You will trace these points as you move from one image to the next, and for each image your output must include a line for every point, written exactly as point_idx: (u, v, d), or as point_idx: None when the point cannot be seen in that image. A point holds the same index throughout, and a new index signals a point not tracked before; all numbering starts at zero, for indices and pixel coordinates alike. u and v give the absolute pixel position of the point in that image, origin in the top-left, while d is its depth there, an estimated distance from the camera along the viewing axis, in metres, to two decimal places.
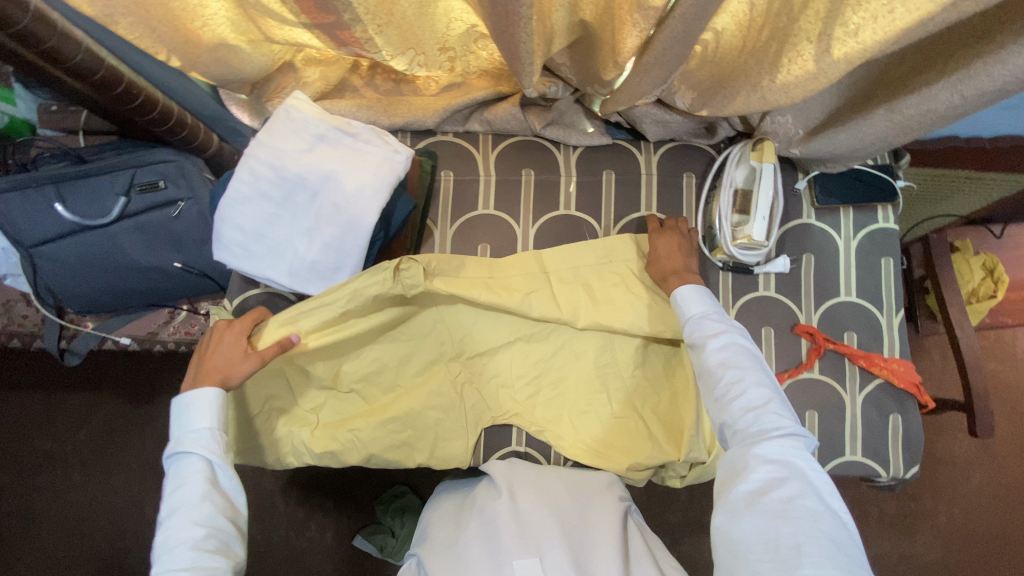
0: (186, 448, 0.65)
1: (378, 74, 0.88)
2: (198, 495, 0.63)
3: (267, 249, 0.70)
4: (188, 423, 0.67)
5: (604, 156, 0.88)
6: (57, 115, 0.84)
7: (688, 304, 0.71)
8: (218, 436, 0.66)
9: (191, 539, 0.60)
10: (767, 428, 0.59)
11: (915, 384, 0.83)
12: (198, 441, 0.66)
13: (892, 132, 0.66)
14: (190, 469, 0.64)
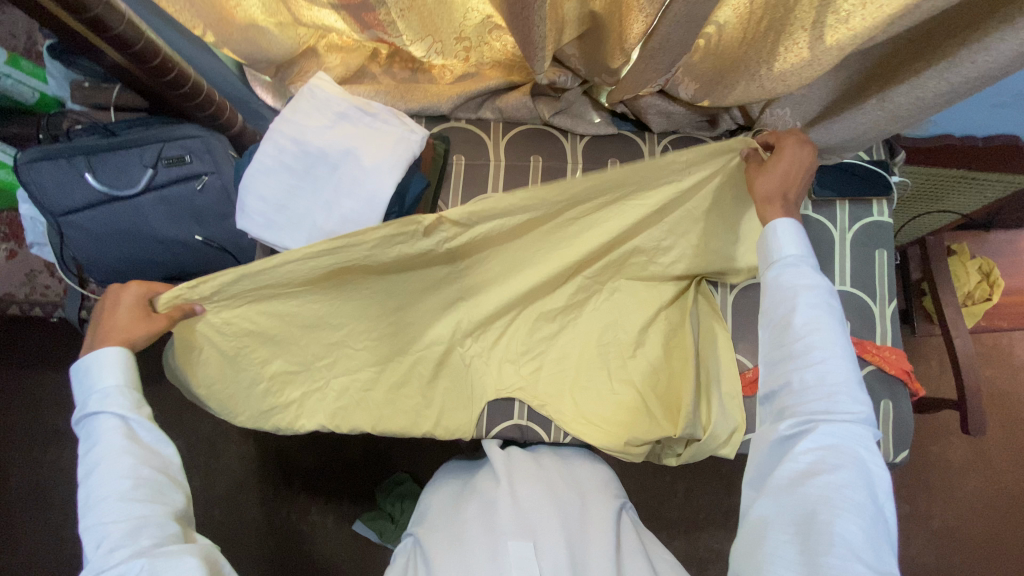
0: (95, 409, 0.64)
1: (395, 62, 0.92)
2: (117, 451, 0.62)
3: (288, 218, 0.74)
4: (87, 385, 0.64)
5: (609, 145, 0.91)
6: (88, 91, 0.87)
7: (782, 245, 0.64)
8: (127, 390, 0.65)
9: (120, 493, 0.60)
10: (827, 404, 0.58)
11: (904, 371, 0.86)
12: (104, 400, 0.64)
13: (884, 121, 0.70)
14: (105, 427, 0.63)
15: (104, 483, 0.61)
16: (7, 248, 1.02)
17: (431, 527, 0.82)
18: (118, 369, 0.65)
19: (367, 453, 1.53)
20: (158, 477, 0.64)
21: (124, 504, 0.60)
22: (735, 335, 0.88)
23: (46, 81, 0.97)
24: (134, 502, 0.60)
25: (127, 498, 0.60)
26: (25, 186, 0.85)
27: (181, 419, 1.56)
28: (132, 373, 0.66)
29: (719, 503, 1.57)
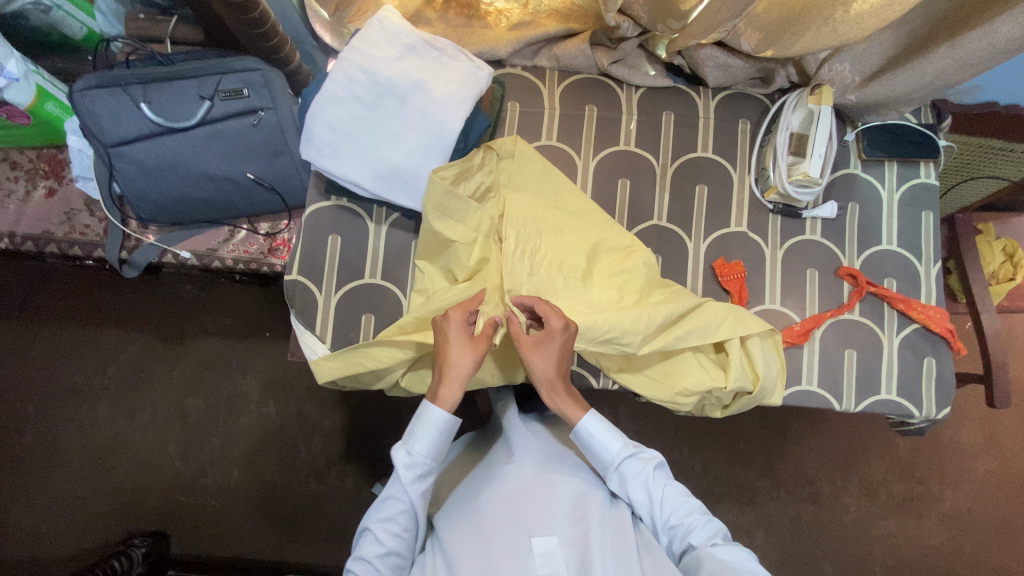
0: (407, 456, 0.71)
1: (451, 8, 0.92)
2: (408, 508, 0.71)
3: (352, 148, 0.73)
4: (419, 440, 0.72)
5: (664, 97, 0.92)
6: (142, 22, 0.85)
7: (588, 449, 0.77)
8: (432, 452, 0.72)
9: (392, 539, 0.70)
10: (697, 536, 0.72)
11: (949, 330, 0.87)
12: (420, 455, 0.72)
13: (950, 70, 0.71)
14: (407, 470, 0.71)
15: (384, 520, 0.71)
16: (47, 185, 1.01)
17: (450, 509, 0.79)
18: (444, 438, 0.73)
19: (388, 419, 1.53)
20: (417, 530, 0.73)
21: (382, 554, 0.69)
22: (784, 289, 0.88)
23: (92, 16, 0.94)
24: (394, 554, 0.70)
25: (389, 552, 0.70)
26: (78, 113, 0.83)
27: (201, 378, 1.55)
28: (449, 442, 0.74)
29: (736, 477, 1.61)
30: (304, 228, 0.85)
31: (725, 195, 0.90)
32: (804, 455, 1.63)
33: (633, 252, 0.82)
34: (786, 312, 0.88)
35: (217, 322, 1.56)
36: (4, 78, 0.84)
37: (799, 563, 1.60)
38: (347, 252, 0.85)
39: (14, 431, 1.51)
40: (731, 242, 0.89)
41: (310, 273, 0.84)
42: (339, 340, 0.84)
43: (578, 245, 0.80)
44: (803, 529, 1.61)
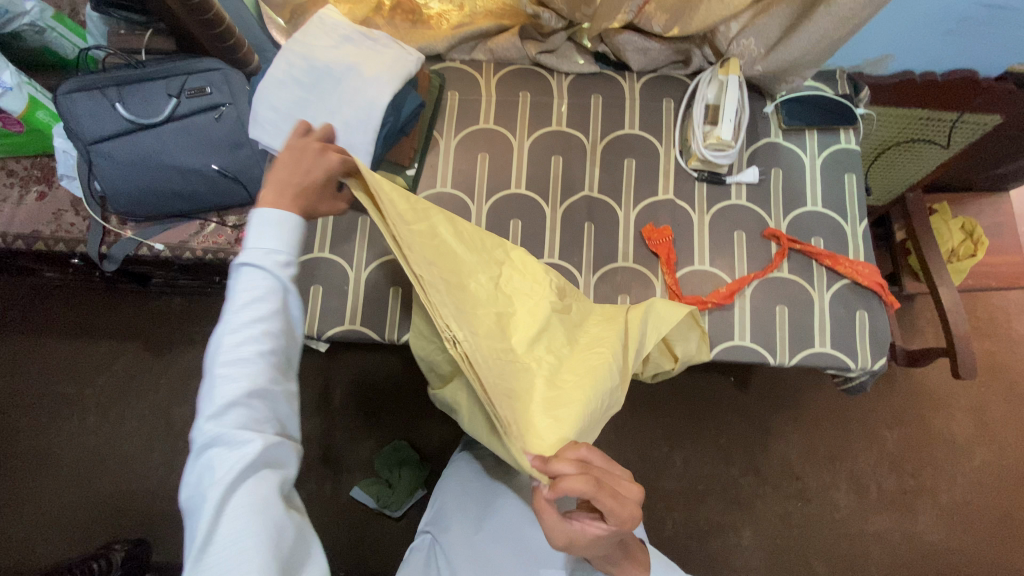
0: (251, 260, 0.60)
1: (398, 15, 1.00)
2: (265, 335, 0.58)
3: (277, 153, 0.77)
4: (268, 240, 0.62)
5: (592, 82, 0.99)
6: (123, 36, 0.98)
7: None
8: (283, 256, 0.62)
9: (252, 376, 0.57)
10: None
11: (878, 283, 0.90)
12: (272, 258, 0.61)
13: (833, 29, 0.77)
14: (261, 285, 0.60)
15: (234, 361, 0.57)
16: (38, 190, 1.11)
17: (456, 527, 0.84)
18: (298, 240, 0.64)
19: (367, 421, 1.55)
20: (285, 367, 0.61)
21: (242, 398, 0.56)
22: (713, 251, 0.92)
23: (84, 39, 1.08)
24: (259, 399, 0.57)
25: (249, 397, 0.56)
26: (62, 114, 0.94)
27: (187, 385, 1.60)
28: (302, 242, 0.64)
29: (719, 474, 1.58)
30: None
31: (652, 167, 0.96)
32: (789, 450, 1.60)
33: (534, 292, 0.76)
34: (715, 273, 0.91)
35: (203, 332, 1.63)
36: (0, 87, 0.96)
37: (792, 566, 1.52)
38: (298, 230, 0.92)
39: (8, 441, 1.57)
40: (660, 210, 0.94)
41: None
42: None
43: (484, 311, 0.70)
44: (795, 527, 1.55)
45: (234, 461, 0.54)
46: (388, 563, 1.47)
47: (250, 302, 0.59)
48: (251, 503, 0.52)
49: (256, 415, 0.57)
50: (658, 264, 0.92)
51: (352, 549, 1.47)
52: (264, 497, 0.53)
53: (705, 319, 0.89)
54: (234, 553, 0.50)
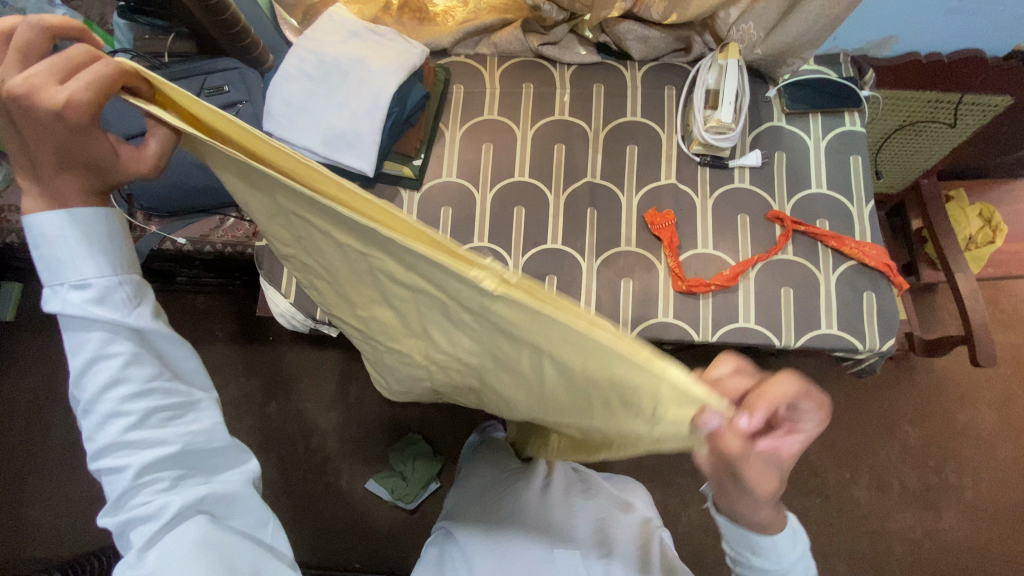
0: (66, 314, 0.47)
1: (405, 14, 1.03)
2: (119, 399, 0.48)
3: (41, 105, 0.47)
4: (69, 268, 0.47)
5: (594, 72, 1.01)
6: (148, 40, 1.04)
7: None
8: (100, 279, 0.47)
9: (131, 446, 0.49)
10: None
11: (886, 265, 0.89)
12: (77, 295, 0.47)
13: (828, 7, 0.78)
14: (90, 340, 0.48)
15: (101, 437, 0.49)
16: None
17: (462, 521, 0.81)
18: (116, 245, 0.48)
19: (381, 414, 1.58)
20: (167, 414, 0.51)
21: (132, 475, 0.49)
22: (715, 234, 0.93)
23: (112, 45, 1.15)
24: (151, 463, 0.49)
25: (136, 472, 0.49)
26: None
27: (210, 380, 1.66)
28: (122, 244, 0.49)
29: None
30: None
31: (655, 153, 0.97)
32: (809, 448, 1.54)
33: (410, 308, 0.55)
34: (717, 256, 0.92)
35: (224, 327, 1.68)
36: None
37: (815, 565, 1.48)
38: None
39: (41, 435, 1.64)
40: (662, 194, 0.95)
41: None
42: (301, 296, 0.92)
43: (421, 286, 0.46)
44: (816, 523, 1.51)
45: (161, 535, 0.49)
46: (403, 554, 1.48)
47: (85, 370, 0.48)
48: (178, 565, 0.47)
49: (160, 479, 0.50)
50: (661, 248, 0.93)
51: (367, 539, 1.49)
52: (195, 551, 0.49)
53: (709, 301, 0.89)
54: None
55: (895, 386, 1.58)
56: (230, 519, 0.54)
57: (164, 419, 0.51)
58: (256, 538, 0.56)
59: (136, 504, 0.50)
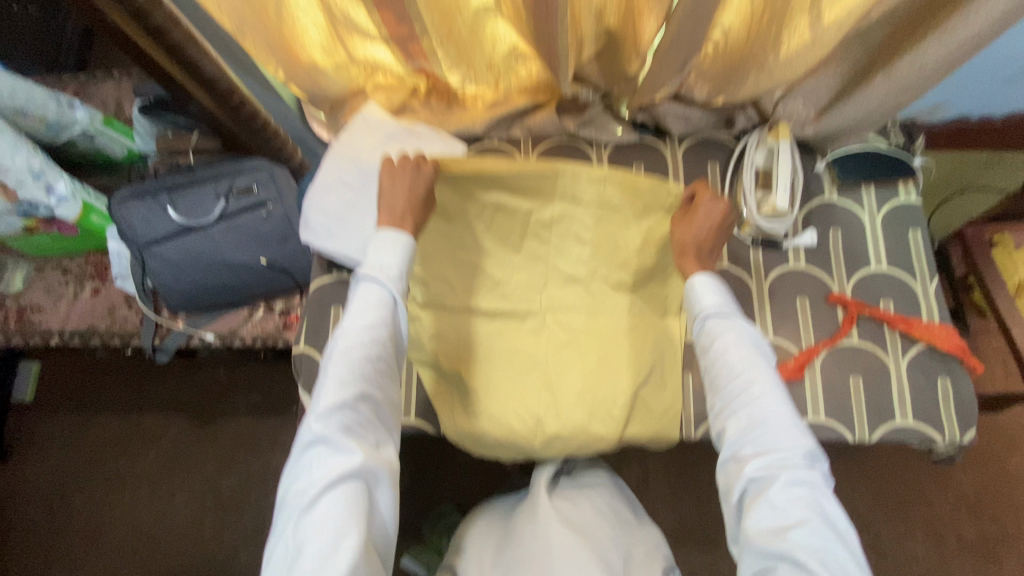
0: (369, 276, 0.71)
1: (433, 96, 0.98)
2: (369, 340, 0.67)
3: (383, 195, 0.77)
4: (381, 259, 0.73)
5: (633, 150, 0.98)
6: (171, 139, 1.02)
7: None
8: (395, 271, 0.72)
9: (358, 377, 0.65)
10: None
11: (960, 347, 0.84)
12: (383, 275, 0.72)
13: (892, 96, 0.74)
14: (373, 295, 0.70)
15: (339, 359, 0.66)
16: (92, 285, 1.14)
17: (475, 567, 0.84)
18: (404, 260, 0.74)
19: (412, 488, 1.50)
20: (386, 375, 0.69)
21: (349, 403, 0.64)
22: (775, 320, 0.88)
23: (133, 139, 1.11)
24: (363, 398, 0.65)
25: (355, 400, 0.65)
26: (116, 221, 0.96)
27: (237, 456, 1.58)
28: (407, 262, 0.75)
29: None
30: (309, 301, 0.92)
31: None
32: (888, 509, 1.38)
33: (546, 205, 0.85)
34: (781, 345, 0.87)
35: (247, 401, 1.62)
36: (55, 198, 0.98)
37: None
38: None
39: (59, 522, 1.55)
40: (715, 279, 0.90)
41: (316, 343, 0.91)
42: None
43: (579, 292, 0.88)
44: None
45: (340, 460, 0.62)
46: None
47: (362, 311, 0.69)
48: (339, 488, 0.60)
49: (361, 414, 0.65)
50: None
51: None
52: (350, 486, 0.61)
53: None
54: (324, 540, 0.58)
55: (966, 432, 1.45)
56: (373, 488, 0.64)
57: (380, 371, 0.68)
58: (376, 511, 0.64)
59: (335, 424, 0.63)
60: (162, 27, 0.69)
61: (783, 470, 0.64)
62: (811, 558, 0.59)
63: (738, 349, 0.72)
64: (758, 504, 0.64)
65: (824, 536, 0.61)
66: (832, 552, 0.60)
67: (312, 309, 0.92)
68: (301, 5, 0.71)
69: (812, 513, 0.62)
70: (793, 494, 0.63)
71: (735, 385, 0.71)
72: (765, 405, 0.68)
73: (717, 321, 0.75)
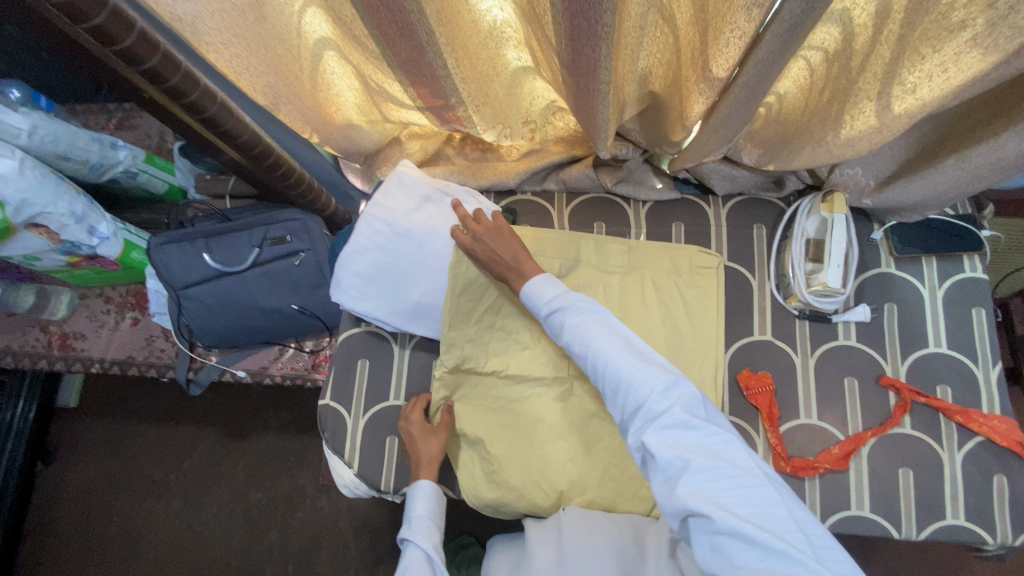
0: (407, 535, 0.76)
1: (468, 144, 0.96)
2: None
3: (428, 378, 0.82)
4: (415, 509, 0.79)
5: (673, 209, 0.93)
6: (210, 182, 1.09)
7: None
8: (427, 518, 0.77)
9: None
10: None
11: (1018, 443, 0.77)
12: (419, 519, 0.77)
13: (964, 182, 0.68)
14: (413, 554, 0.74)
15: None
16: (132, 315, 1.18)
17: None
18: (439, 509, 0.79)
19: None
20: None
21: None
22: (819, 400, 0.83)
23: (172, 173, 1.16)
24: None
25: None
26: (154, 264, 0.99)
27: (266, 472, 1.55)
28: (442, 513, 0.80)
29: None
30: (337, 353, 0.92)
31: (744, 303, 0.88)
32: None
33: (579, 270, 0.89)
34: (825, 427, 0.82)
35: (278, 418, 1.58)
36: (99, 238, 1.02)
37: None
38: (374, 376, 0.91)
39: (98, 526, 1.56)
40: (756, 352, 0.86)
41: (341, 398, 0.90)
42: (364, 464, 0.88)
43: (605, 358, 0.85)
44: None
45: None
46: None
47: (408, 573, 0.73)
48: None
49: None
50: (758, 415, 0.83)
51: None
52: None
53: (815, 483, 0.80)
54: None
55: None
56: None
57: None
58: None
59: None
60: (199, 102, 0.68)
61: (646, 423, 0.59)
62: (704, 502, 0.52)
63: (582, 324, 0.68)
64: (651, 469, 0.58)
65: (709, 467, 0.54)
66: (724, 483, 0.53)
67: (338, 360, 0.91)
68: (334, 66, 0.68)
69: (689, 452, 0.55)
70: (665, 440, 0.57)
71: (590, 361, 0.66)
72: (609, 363, 0.63)
73: (557, 306, 0.71)
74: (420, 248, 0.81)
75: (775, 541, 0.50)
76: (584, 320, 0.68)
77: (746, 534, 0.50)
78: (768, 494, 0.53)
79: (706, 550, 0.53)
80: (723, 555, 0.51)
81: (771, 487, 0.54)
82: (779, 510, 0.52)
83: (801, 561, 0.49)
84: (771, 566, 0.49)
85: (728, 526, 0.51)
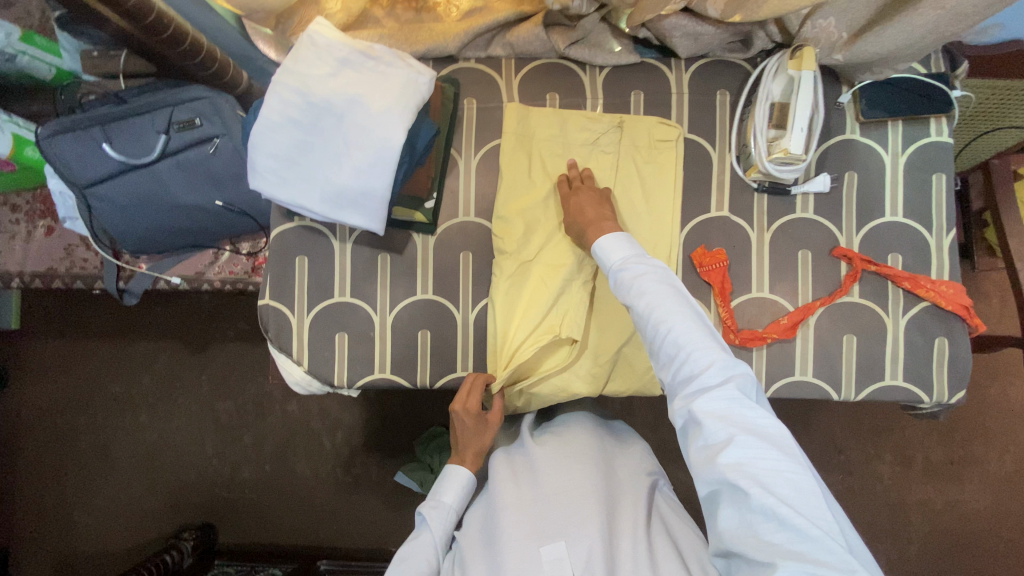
0: (424, 509, 0.77)
1: (399, 3, 0.84)
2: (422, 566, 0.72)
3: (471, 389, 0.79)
4: (442, 492, 0.78)
5: (632, 75, 0.84)
6: (98, 60, 0.93)
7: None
8: (452, 504, 0.77)
9: None
10: None
11: (964, 307, 0.79)
12: (439, 503, 0.77)
13: (945, 22, 0.62)
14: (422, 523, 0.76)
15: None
16: (44, 224, 1.06)
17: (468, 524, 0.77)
18: (467, 493, 0.79)
19: (404, 412, 1.48)
20: None
21: None
22: (773, 273, 0.82)
23: (59, 55, 0.98)
24: None
25: None
26: (49, 159, 0.87)
27: (230, 380, 1.53)
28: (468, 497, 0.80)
29: None
30: (272, 252, 0.85)
31: (704, 177, 0.83)
32: (882, 454, 1.29)
33: (538, 153, 0.83)
34: (778, 298, 0.82)
35: (236, 328, 1.53)
36: None
37: (891, 558, 1.28)
38: (315, 272, 0.85)
39: (66, 442, 1.55)
40: (712, 229, 0.83)
41: (282, 297, 0.85)
42: (315, 362, 0.85)
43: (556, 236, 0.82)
44: (908, 513, 1.29)
45: None
46: None
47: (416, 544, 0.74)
48: None
49: None
50: (710, 291, 0.82)
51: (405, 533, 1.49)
52: None
53: (763, 353, 0.81)
54: None
55: (997, 375, 1.28)
56: None
57: None
58: None
59: None
60: None
61: (698, 391, 0.58)
62: (742, 479, 0.53)
63: (646, 286, 0.64)
64: (692, 436, 0.58)
65: (756, 447, 0.54)
66: (768, 464, 0.54)
67: (271, 268, 0.85)
68: None
69: (736, 428, 0.55)
70: (715, 412, 0.57)
71: (646, 325, 0.63)
72: (671, 329, 0.61)
73: (622, 270, 0.67)
74: (342, 123, 0.71)
75: (808, 525, 0.51)
76: (649, 285, 0.64)
77: (781, 515, 0.51)
78: (806, 481, 0.53)
79: (732, 523, 0.54)
80: (751, 530, 0.53)
81: (811, 476, 0.54)
82: (816, 498, 0.53)
83: (830, 548, 0.50)
84: (800, 549, 0.51)
85: (764, 504, 0.52)
